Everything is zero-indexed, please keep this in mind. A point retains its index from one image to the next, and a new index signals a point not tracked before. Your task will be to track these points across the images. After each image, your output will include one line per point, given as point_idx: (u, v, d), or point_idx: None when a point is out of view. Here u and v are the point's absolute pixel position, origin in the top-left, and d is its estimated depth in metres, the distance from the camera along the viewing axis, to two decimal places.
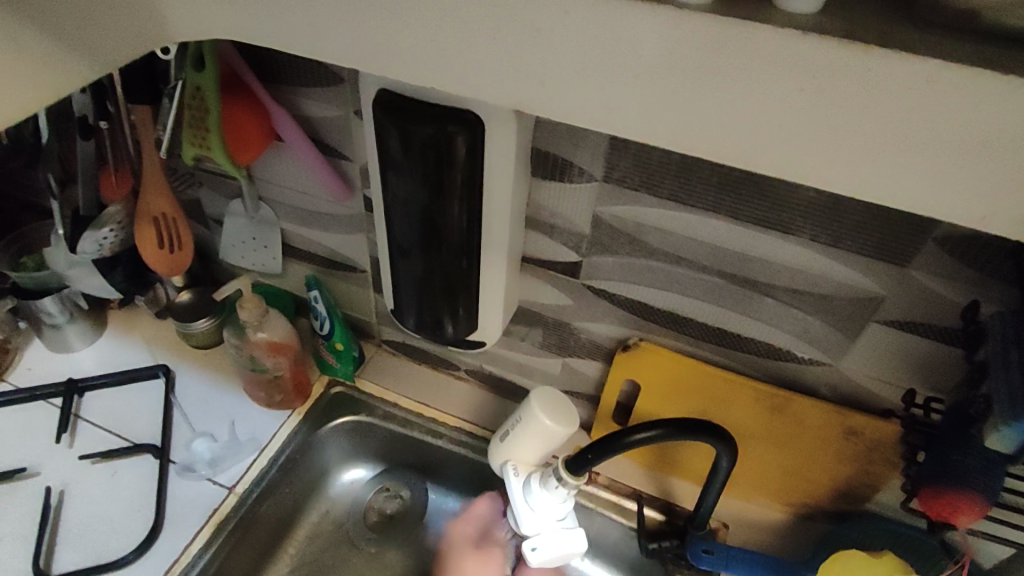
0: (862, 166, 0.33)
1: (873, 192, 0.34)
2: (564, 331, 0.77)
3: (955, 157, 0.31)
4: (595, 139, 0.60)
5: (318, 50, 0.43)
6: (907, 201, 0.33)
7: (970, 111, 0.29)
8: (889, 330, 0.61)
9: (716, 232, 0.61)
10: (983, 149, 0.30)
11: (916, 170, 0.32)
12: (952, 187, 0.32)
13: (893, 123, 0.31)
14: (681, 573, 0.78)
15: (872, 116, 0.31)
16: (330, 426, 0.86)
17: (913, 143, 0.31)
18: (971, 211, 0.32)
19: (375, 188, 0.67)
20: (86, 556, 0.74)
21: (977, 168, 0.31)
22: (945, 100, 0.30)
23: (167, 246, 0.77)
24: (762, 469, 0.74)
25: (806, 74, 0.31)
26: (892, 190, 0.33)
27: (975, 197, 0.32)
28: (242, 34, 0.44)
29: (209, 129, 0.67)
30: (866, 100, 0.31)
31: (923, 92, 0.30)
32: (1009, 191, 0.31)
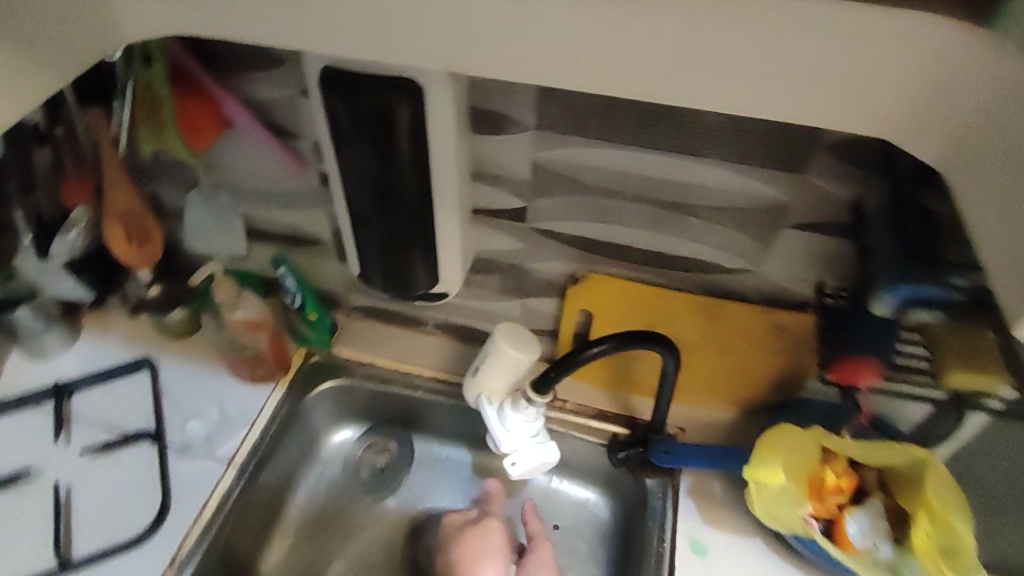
0: (748, 83, 0.40)
1: (755, 104, 0.41)
2: (520, 274, 0.84)
3: (814, 67, 0.38)
4: (525, 91, 0.66)
5: (268, 36, 0.48)
6: (784, 107, 0.41)
7: (817, 29, 0.37)
8: (797, 233, 0.70)
9: (641, 162, 0.69)
10: (836, 58, 0.38)
11: (787, 80, 0.39)
12: (813, 88, 0.40)
13: (762, 47, 0.38)
14: (648, 476, 0.86)
15: (745, 43, 0.38)
16: (314, 393, 0.92)
17: (781, 61, 0.38)
18: (834, 111, 0.40)
19: (330, 161, 0.73)
20: (105, 538, 0.79)
21: (834, 72, 0.38)
22: (798, 24, 0.37)
23: (135, 239, 0.80)
24: (708, 373, 0.84)
25: (691, 13, 0.37)
26: (770, 101, 0.41)
27: (832, 96, 0.40)
28: (196, 25, 0.49)
29: (164, 118, 0.71)
30: (730, 30, 0.38)
31: (785, 18, 0.36)
32: (856, 87, 0.39)
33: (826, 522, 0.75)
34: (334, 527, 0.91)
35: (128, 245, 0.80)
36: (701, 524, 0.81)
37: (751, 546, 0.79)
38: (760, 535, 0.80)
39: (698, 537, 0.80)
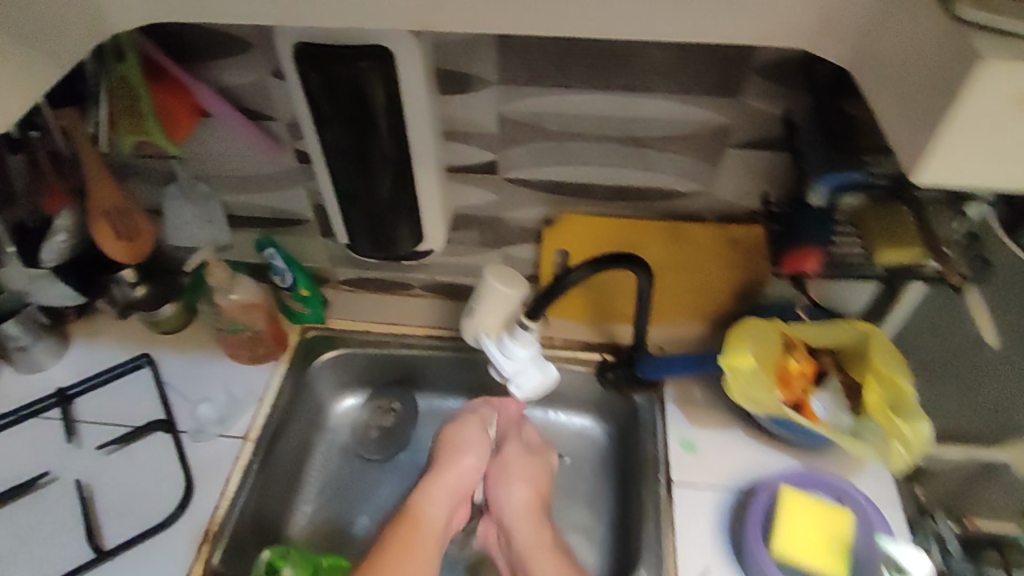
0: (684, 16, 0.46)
1: (698, 33, 0.48)
2: (497, 225, 0.91)
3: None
4: (486, 49, 0.72)
5: (251, 16, 0.52)
6: (722, 34, 0.47)
7: None
8: (740, 152, 0.79)
9: (597, 103, 0.76)
10: None
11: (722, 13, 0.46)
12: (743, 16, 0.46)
13: None
14: (635, 392, 0.95)
15: None
16: (317, 364, 0.98)
17: None
18: (759, 33, 0.47)
19: (310, 136, 0.77)
20: (135, 524, 0.82)
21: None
22: None
23: (124, 234, 0.82)
24: (677, 291, 0.93)
25: None
26: (710, 30, 0.47)
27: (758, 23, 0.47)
28: (176, 15, 0.52)
29: (144, 116, 0.73)
30: None
31: None
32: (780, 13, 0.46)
33: None
34: (352, 487, 0.97)
35: (117, 241, 0.82)
36: (688, 426, 0.91)
37: (734, 438, 0.90)
38: (740, 426, 0.90)
39: (687, 437, 0.90)
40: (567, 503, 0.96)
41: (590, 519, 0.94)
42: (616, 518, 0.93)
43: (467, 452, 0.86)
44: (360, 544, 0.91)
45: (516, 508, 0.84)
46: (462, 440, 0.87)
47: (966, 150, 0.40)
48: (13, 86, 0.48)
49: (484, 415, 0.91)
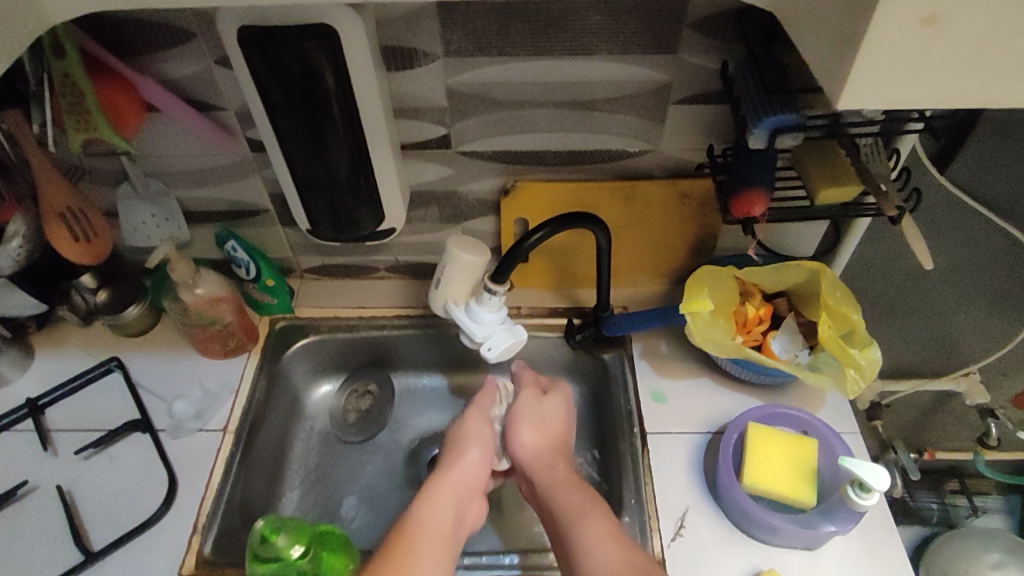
0: None
1: None
2: (456, 200, 0.93)
3: None
4: (428, 22, 0.74)
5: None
6: None
7: None
8: (683, 107, 0.82)
9: (542, 69, 0.78)
10: None
11: None
12: None
13: None
14: (606, 352, 0.98)
15: None
16: (289, 353, 0.99)
17: None
18: None
19: (262, 122, 0.78)
20: (121, 524, 0.82)
21: None
22: None
23: (81, 236, 0.83)
24: (634, 249, 0.97)
25: None
26: None
27: None
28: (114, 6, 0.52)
29: (90, 111, 0.73)
30: None
31: None
32: None
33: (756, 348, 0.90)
34: (335, 470, 0.98)
35: (75, 244, 0.83)
36: (657, 378, 0.95)
37: (701, 385, 0.94)
38: (706, 373, 0.94)
39: (657, 388, 0.94)
40: None
41: None
42: (595, 473, 0.97)
43: (473, 441, 0.82)
44: (349, 524, 0.93)
45: (541, 465, 0.80)
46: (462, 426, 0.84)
47: (883, 75, 0.42)
48: None
49: (488, 396, 0.89)
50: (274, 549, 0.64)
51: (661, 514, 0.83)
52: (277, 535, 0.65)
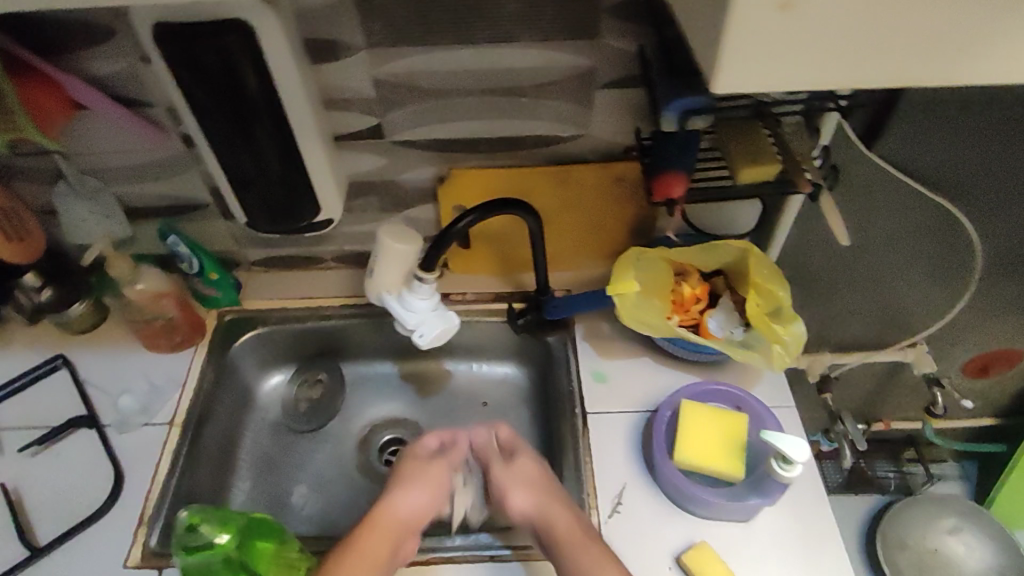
0: None
1: None
2: (394, 189, 0.94)
3: None
4: (349, 14, 0.75)
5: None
6: None
7: None
8: (610, 91, 0.83)
9: (466, 57, 0.79)
10: None
11: None
12: None
13: None
14: (551, 335, 0.99)
15: None
16: (236, 346, 0.99)
17: None
18: None
19: (186, 117, 0.78)
20: (67, 519, 0.84)
21: None
22: None
23: (13, 235, 0.82)
24: (576, 233, 0.98)
25: None
26: None
27: None
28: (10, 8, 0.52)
29: (13, 110, 0.72)
30: None
31: None
32: None
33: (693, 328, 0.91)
34: (284, 460, 0.99)
35: (8, 243, 0.81)
36: (599, 359, 0.96)
37: (642, 364, 0.95)
38: (646, 353, 0.96)
39: (597, 368, 0.95)
40: None
41: None
42: (542, 454, 0.99)
43: (418, 481, 0.79)
44: (300, 511, 0.94)
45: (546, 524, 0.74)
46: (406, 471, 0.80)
47: (756, 59, 0.43)
48: None
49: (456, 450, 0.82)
50: (200, 538, 0.65)
51: (599, 490, 0.84)
52: (202, 525, 0.66)
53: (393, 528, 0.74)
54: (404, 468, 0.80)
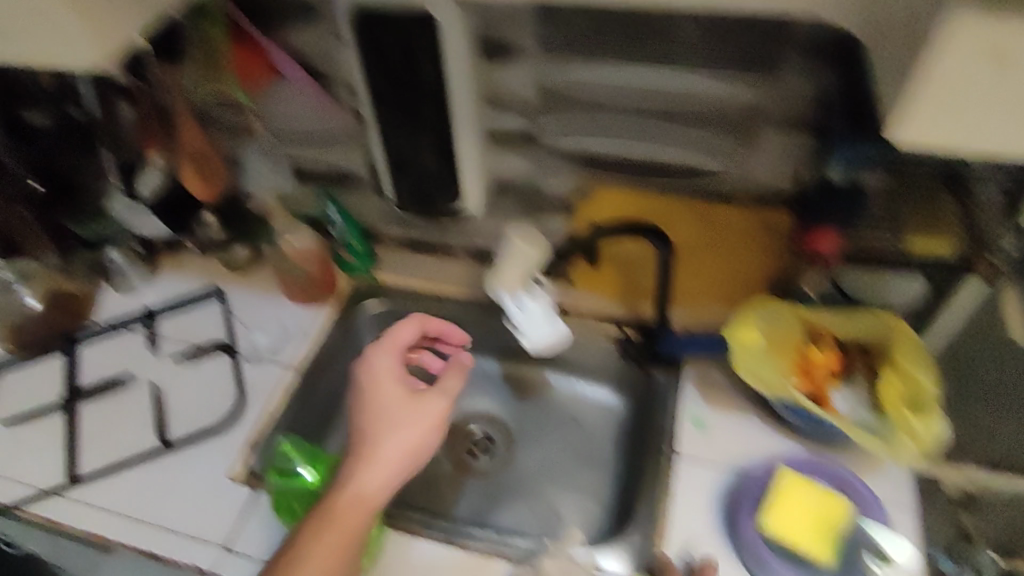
0: None
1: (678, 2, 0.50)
2: (534, 194, 0.96)
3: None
4: (523, 17, 0.78)
5: None
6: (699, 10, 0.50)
7: None
8: (774, 131, 0.80)
9: (629, 75, 0.79)
10: None
11: None
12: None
13: None
14: (656, 369, 0.97)
15: None
16: (361, 312, 1.06)
17: None
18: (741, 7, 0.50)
19: (361, 94, 0.85)
20: (193, 423, 0.94)
21: None
22: None
23: (206, 174, 0.98)
24: (710, 274, 0.92)
25: None
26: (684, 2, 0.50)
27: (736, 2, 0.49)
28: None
29: (223, 71, 0.88)
30: None
31: None
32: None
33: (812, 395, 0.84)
34: None
35: (198, 178, 0.97)
36: (705, 406, 0.92)
37: (750, 422, 0.90)
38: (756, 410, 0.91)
39: (700, 415, 0.91)
40: (581, 469, 0.99)
41: (599, 483, 0.97)
42: (622, 489, 0.96)
43: (407, 419, 0.73)
44: None
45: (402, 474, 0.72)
46: (384, 400, 0.75)
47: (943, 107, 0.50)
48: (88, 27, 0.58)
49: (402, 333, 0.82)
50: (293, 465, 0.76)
51: (674, 537, 0.80)
52: (296, 455, 0.76)
53: (361, 503, 0.69)
54: (377, 373, 0.77)
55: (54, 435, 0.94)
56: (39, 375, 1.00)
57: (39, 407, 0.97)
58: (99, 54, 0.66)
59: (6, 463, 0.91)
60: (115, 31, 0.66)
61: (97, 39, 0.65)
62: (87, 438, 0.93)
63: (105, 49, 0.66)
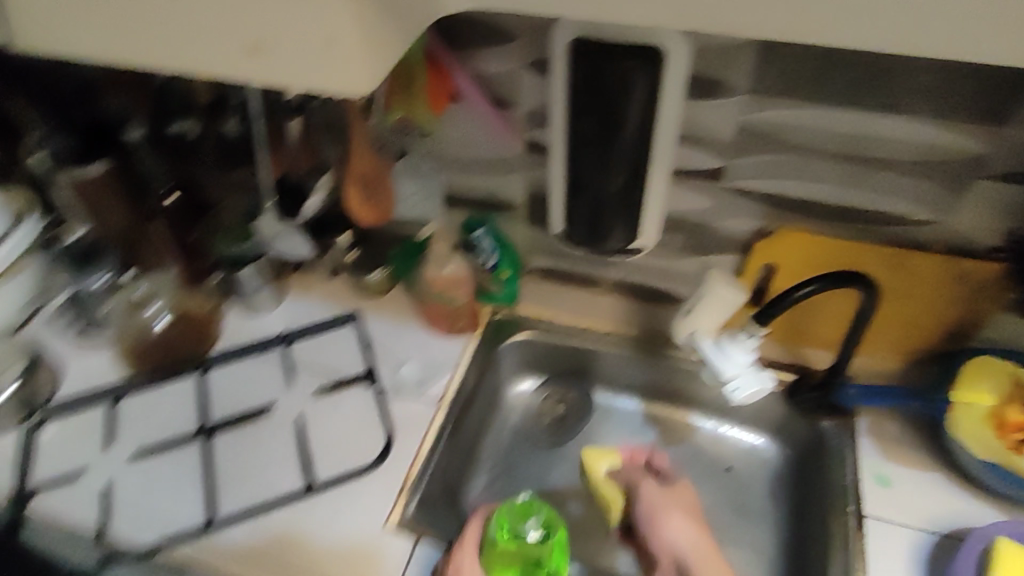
0: None
1: None
2: (705, 233, 0.92)
3: None
4: (746, 58, 0.74)
5: None
6: None
7: None
8: (993, 184, 0.76)
9: (848, 121, 0.76)
10: None
11: None
12: None
13: None
14: (823, 419, 0.93)
15: None
16: (504, 345, 1.02)
17: None
18: None
19: (556, 124, 0.82)
20: (338, 466, 0.89)
21: None
22: None
23: (370, 199, 0.89)
24: (884, 322, 0.91)
25: None
26: None
27: None
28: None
29: (416, 93, 0.81)
30: None
31: None
32: None
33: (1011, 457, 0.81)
34: (519, 464, 1.00)
35: (363, 205, 0.89)
36: (882, 460, 0.89)
37: (932, 480, 0.87)
38: (936, 468, 0.88)
39: (880, 471, 0.88)
40: (735, 521, 0.94)
41: (760, 536, 0.93)
42: (787, 546, 0.91)
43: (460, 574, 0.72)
44: None
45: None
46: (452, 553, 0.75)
47: None
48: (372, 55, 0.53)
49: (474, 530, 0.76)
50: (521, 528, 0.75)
51: None
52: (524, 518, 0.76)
53: None
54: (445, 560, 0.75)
55: (191, 469, 0.89)
56: (167, 402, 0.96)
57: (173, 438, 0.92)
58: (366, 85, 0.54)
59: (134, 498, 0.86)
60: (386, 56, 0.54)
61: (369, 67, 0.53)
62: (225, 476, 0.88)
63: (375, 80, 0.55)
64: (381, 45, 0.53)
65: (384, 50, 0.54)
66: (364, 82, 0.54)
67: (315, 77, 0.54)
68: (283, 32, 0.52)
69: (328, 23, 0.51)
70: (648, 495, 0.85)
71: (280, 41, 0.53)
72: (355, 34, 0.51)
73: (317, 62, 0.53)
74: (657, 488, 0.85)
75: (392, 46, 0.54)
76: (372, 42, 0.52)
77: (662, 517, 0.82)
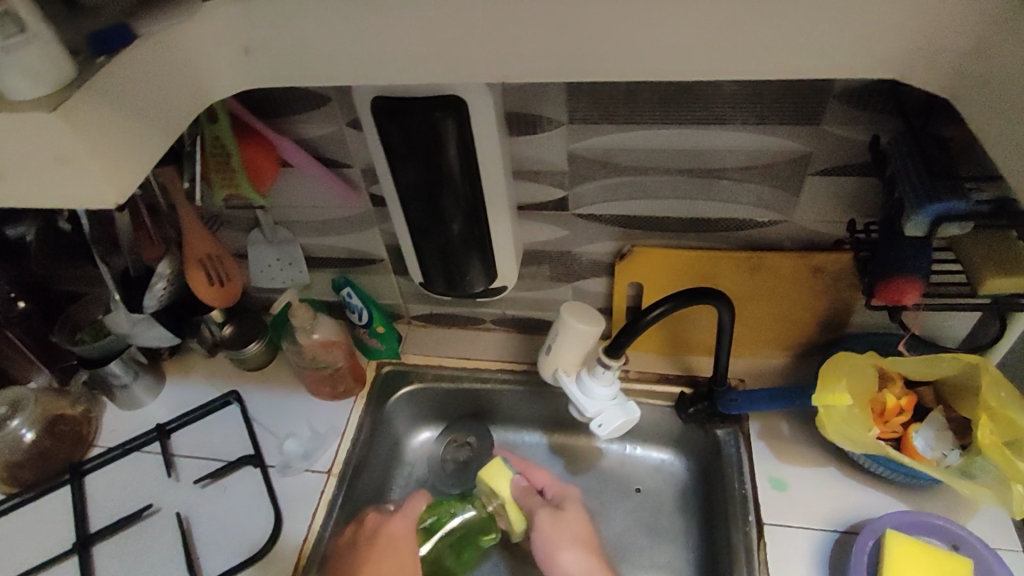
0: (744, 58, 0.50)
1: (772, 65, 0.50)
2: (568, 260, 0.91)
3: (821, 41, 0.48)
4: (555, 91, 0.73)
5: (373, 72, 0.56)
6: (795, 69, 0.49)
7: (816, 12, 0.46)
8: (824, 178, 0.76)
9: (669, 138, 0.75)
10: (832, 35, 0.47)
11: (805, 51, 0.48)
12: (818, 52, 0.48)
13: (775, 26, 0.47)
14: (719, 428, 0.91)
15: None
16: (393, 399, 1.00)
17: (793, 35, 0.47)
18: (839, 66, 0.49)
19: (384, 179, 0.80)
20: (227, 557, 0.86)
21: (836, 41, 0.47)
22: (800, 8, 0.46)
23: (217, 281, 0.87)
24: (756, 323, 0.91)
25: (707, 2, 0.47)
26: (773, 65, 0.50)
27: (836, 56, 0.48)
28: (279, 58, 0.56)
29: (235, 170, 0.78)
30: (738, 9, 0.47)
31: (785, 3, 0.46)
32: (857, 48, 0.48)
33: (894, 442, 0.81)
34: None
35: (211, 287, 0.87)
36: (777, 463, 0.87)
37: (825, 474, 0.86)
38: (830, 461, 0.87)
39: (776, 474, 0.86)
40: (651, 542, 0.93)
41: (672, 554, 0.91)
42: (698, 559, 0.90)
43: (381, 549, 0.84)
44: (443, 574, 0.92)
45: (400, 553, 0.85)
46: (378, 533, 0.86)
47: None
48: (126, 154, 0.51)
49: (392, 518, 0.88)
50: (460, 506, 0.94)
51: None
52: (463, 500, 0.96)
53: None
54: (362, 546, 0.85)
55: None
56: (42, 519, 0.91)
57: (47, 559, 0.87)
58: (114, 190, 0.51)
59: None
60: (132, 164, 0.52)
61: (112, 177, 0.51)
62: None
63: (122, 183, 0.52)
64: (121, 155, 0.51)
65: (126, 158, 0.52)
66: (109, 188, 0.51)
67: (58, 191, 0.51)
68: (12, 156, 0.50)
69: (51, 145, 0.49)
70: (545, 526, 0.88)
71: (11, 164, 0.50)
72: (81, 146, 0.48)
73: (55, 180, 0.51)
74: (551, 516, 0.89)
75: (139, 151, 0.52)
76: (113, 157, 0.50)
77: (557, 546, 0.86)
